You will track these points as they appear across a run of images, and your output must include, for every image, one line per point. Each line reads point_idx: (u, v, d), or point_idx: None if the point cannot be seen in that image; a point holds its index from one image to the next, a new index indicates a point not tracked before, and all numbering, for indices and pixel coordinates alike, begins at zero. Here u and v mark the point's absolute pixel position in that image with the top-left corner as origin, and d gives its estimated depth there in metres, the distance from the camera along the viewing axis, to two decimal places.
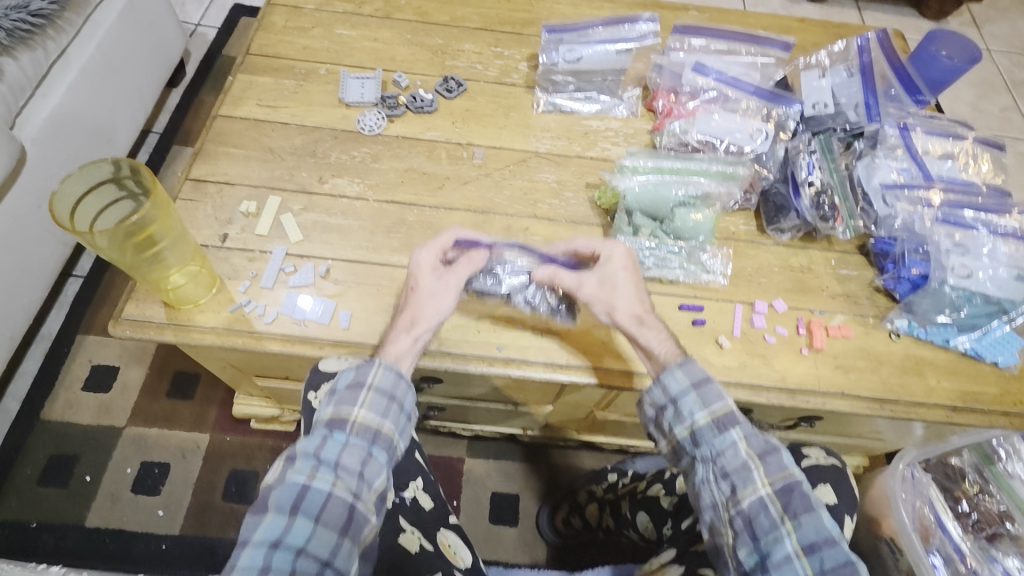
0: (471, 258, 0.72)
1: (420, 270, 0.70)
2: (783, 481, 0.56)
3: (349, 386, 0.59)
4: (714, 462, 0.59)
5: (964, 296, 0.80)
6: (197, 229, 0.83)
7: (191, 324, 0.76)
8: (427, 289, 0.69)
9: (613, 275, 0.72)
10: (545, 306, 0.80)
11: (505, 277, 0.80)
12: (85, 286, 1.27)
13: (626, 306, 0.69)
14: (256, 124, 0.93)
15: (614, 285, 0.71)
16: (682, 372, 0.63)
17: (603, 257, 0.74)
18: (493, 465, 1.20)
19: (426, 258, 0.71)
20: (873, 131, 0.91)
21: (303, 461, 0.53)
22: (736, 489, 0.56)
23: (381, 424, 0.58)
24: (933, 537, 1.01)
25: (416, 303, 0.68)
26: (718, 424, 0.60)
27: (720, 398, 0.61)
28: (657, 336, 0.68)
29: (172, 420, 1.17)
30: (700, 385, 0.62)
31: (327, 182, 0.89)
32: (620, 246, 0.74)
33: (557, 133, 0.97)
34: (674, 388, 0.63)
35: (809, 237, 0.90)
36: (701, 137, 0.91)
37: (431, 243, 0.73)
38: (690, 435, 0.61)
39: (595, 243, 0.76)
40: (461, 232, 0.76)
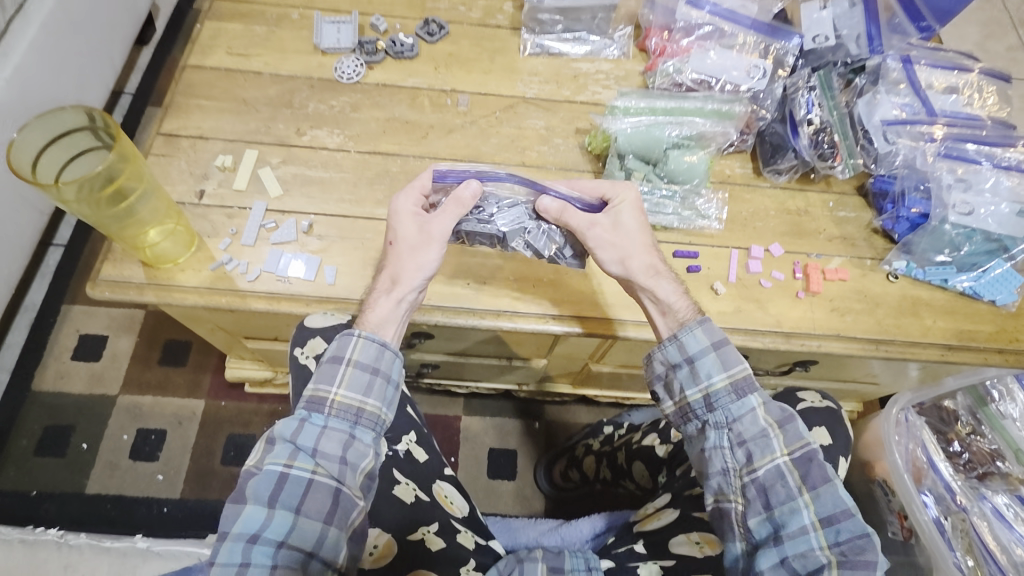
0: (457, 199, 0.66)
1: (398, 218, 0.65)
2: (801, 452, 0.58)
3: (329, 364, 0.59)
4: (730, 427, 0.60)
5: (964, 233, 0.78)
6: (172, 186, 0.80)
7: (172, 283, 0.74)
8: (405, 241, 0.65)
9: (625, 221, 0.69)
10: (550, 248, 0.74)
11: (499, 219, 0.72)
12: (67, 256, 1.23)
13: (639, 256, 0.68)
14: (228, 74, 0.88)
15: (625, 231, 0.68)
16: (702, 332, 0.63)
17: (611, 202, 0.70)
18: (490, 421, 1.21)
19: (403, 203, 0.66)
20: (875, 65, 0.87)
21: (280, 448, 0.55)
22: (752, 457, 0.59)
23: (363, 402, 0.58)
24: (925, 477, 1.04)
25: (396, 257, 0.65)
26: (736, 389, 0.61)
27: (739, 362, 0.62)
28: (672, 289, 0.67)
29: (165, 387, 1.16)
30: (719, 347, 0.62)
31: (305, 135, 0.85)
32: (631, 189, 0.71)
33: (545, 76, 0.93)
34: (693, 348, 0.63)
35: (807, 179, 0.87)
36: (695, 76, 0.87)
37: (408, 186, 0.67)
38: (704, 398, 0.62)
39: (601, 184, 0.71)
40: (442, 167, 0.69)
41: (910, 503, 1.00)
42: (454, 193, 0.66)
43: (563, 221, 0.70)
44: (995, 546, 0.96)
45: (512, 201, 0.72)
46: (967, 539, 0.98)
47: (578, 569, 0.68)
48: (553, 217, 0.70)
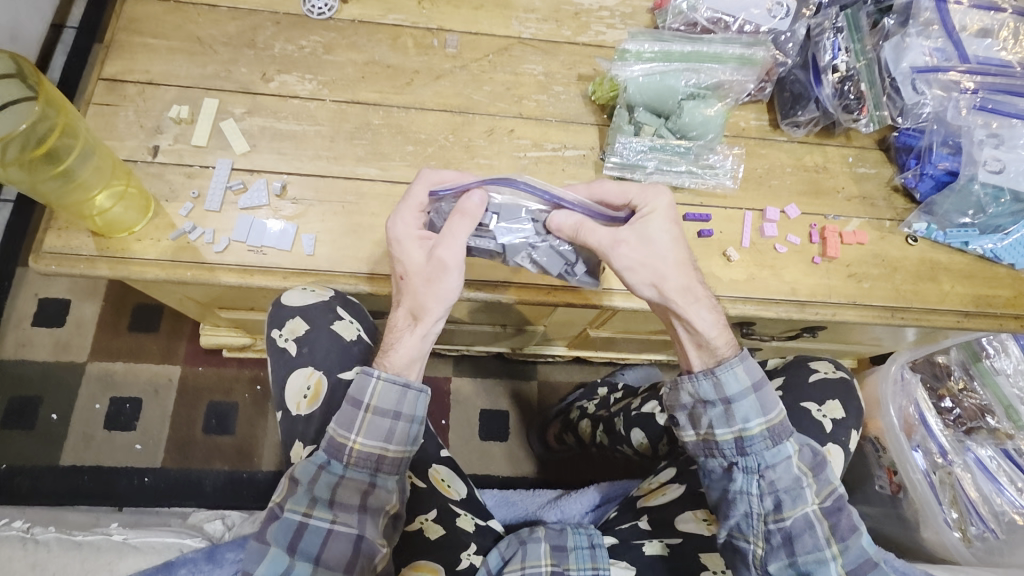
0: (461, 209, 0.57)
1: (401, 246, 0.58)
2: (831, 501, 0.57)
3: (348, 406, 0.56)
4: (762, 474, 0.57)
5: (992, 193, 0.73)
6: (121, 140, 0.70)
7: (128, 255, 0.66)
8: (416, 272, 0.57)
9: (654, 234, 0.58)
10: (558, 265, 0.63)
11: (499, 231, 0.61)
12: (17, 214, 1.12)
13: (675, 278, 0.57)
14: (178, 7, 0.76)
15: (656, 250, 0.57)
16: (742, 370, 0.57)
17: (641, 211, 0.59)
18: (482, 385, 1.16)
19: (404, 229, 0.58)
20: (905, 4, 0.78)
21: (300, 495, 0.54)
22: (782, 506, 0.56)
23: (384, 448, 0.55)
24: (915, 433, 1.01)
25: (410, 290, 0.57)
26: (772, 435, 0.57)
27: (776, 406, 0.57)
28: (713, 320, 0.58)
29: (138, 355, 1.09)
30: (759, 388, 0.57)
31: (273, 80, 0.74)
32: (664, 195, 0.59)
33: (543, 14, 0.82)
34: (731, 388, 0.57)
35: (826, 133, 0.81)
36: (710, 14, 0.78)
37: (403, 207, 0.59)
38: (735, 439, 0.57)
39: (629, 189, 0.61)
40: (435, 178, 0.61)
41: (902, 461, 0.96)
42: (460, 205, 0.57)
43: (579, 240, 0.59)
44: (977, 498, 0.97)
45: (517, 212, 0.61)
46: (953, 491, 0.98)
47: (580, 546, 0.64)
48: (568, 235, 0.59)
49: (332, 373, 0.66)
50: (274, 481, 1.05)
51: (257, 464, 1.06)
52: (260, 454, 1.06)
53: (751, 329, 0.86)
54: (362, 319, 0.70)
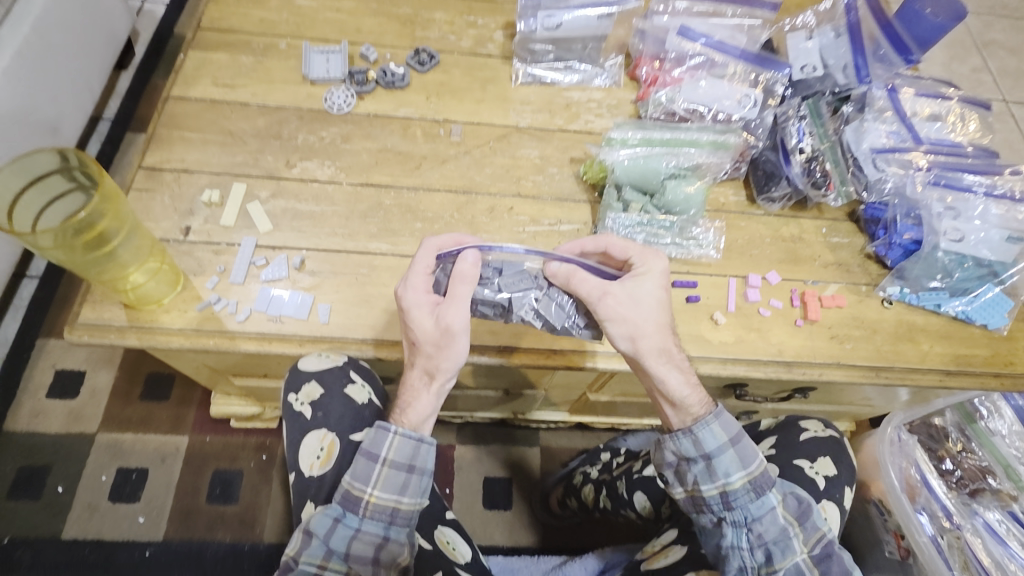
0: (460, 275, 0.61)
1: (412, 314, 0.60)
2: (818, 548, 0.61)
3: (364, 460, 0.59)
4: (750, 527, 0.60)
5: (956, 259, 0.80)
6: (156, 221, 0.76)
7: (155, 326, 0.71)
8: (427, 339, 0.60)
9: (642, 292, 0.62)
10: (563, 318, 0.68)
11: (502, 285, 0.66)
12: (42, 287, 1.18)
13: (652, 336, 0.62)
14: (214, 104, 0.86)
15: (642, 308, 0.62)
16: (719, 427, 0.60)
17: (636, 270, 0.64)
18: (485, 452, 1.17)
19: (414, 297, 0.60)
20: (861, 94, 0.88)
21: (315, 548, 0.57)
22: (772, 557, 0.59)
23: (398, 501, 0.58)
24: (919, 496, 1.01)
25: (422, 355, 0.60)
26: (755, 487, 0.60)
27: (755, 457, 0.61)
28: (684, 380, 0.62)
29: (148, 423, 1.11)
30: (736, 442, 0.61)
31: (295, 167, 0.83)
32: (657, 259, 0.65)
33: (538, 105, 0.92)
34: (709, 444, 0.60)
35: (800, 206, 0.88)
36: (687, 105, 0.88)
37: (411, 274, 0.62)
38: (721, 494, 0.60)
39: (631, 247, 0.66)
40: (437, 244, 0.64)
41: (907, 524, 0.96)
42: (457, 270, 0.61)
43: (571, 287, 0.64)
44: (990, 564, 0.96)
45: (517, 266, 0.67)
46: (963, 555, 0.98)
47: None
48: (561, 281, 0.65)
49: (344, 435, 0.69)
50: (276, 551, 1.04)
51: (259, 534, 1.05)
52: (263, 523, 1.06)
53: (744, 390, 0.90)
54: (371, 381, 0.74)
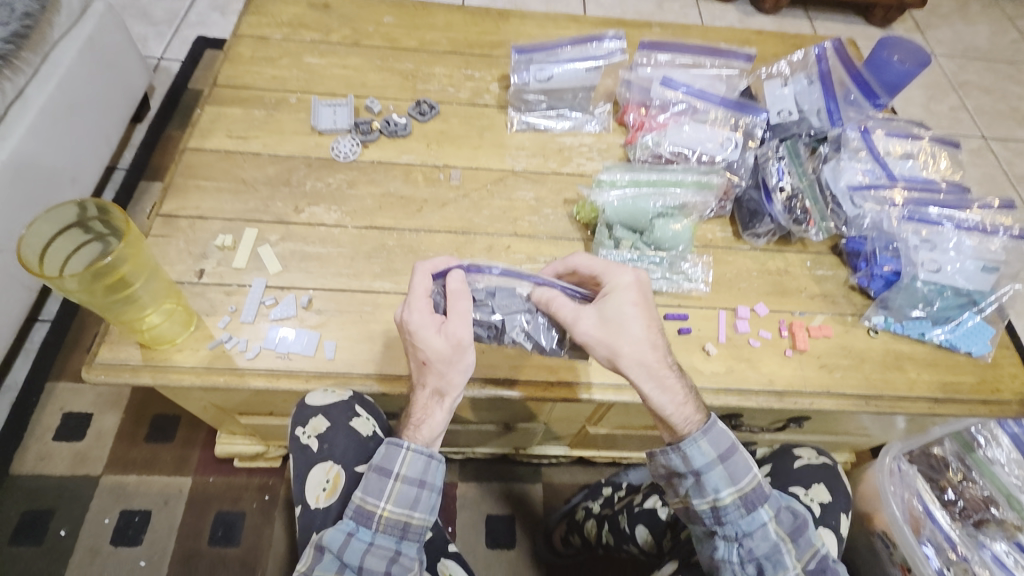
0: (454, 294, 0.64)
1: (419, 336, 0.61)
2: (812, 562, 0.62)
3: (376, 475, 0.61)
4: (740, 542, 0.61)
5: (935, 289, 0.83)
6: (171, 265, 0.81)
7: (168, 364, 0.74)
8: (438, 357, 0.61)
9: (620, 310, 0.64)
10: (553, 340, 0.73)
11: (496, 307, 0.70)
12: (53, 331, 1.21)
13: (633, 353, 0.62)
14: (228, 155, 0.92)
15: (620, 324, 0.63)
16: (708, 444, 0.62)
17: (614, 287, 0.65)
18: (487, 488, 1.18)
19: (420, 320, 0.62)
20: (837, 135, 0.94)
21: (329, 561, 0.58)
22: (763, 572, 0.60)
23: (410, 516, 0.61)
24: (923, 528, 1.00)
25: (433, 373, 0.62)
26: (746, 502, 0.62)
27: (747, 474, 0.62)
28: (668, 397, 0.63)
29: (152, 465, 1.12)
30: (725, 459, 0.62)
31: (304, 212, 0.87)
32: (630, 272, 0.66)
33: (532, 150, 0.98)
34: (698, 461, 0.62)
35: (784, 241, 0.92)
36: (673, 148, 0.93)
37: (412, 298, 0.63)
38: (711, 509, 0.62)
39: (605, 266, 0.68)
40: (430, 267, 0.66)
41: (912, 556, 0.96)
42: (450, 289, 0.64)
43: (551, 309, 0.67)
44: None
45: (508, 289, 0.70)
46: None
47: None
48: (543, 303, 0.68)
49: (349, 468, 0.71)
50: None
51: None
52: (264, 565, 1.05)
53: (739, 421, 0.92)
54: (376, 415, 0.76)
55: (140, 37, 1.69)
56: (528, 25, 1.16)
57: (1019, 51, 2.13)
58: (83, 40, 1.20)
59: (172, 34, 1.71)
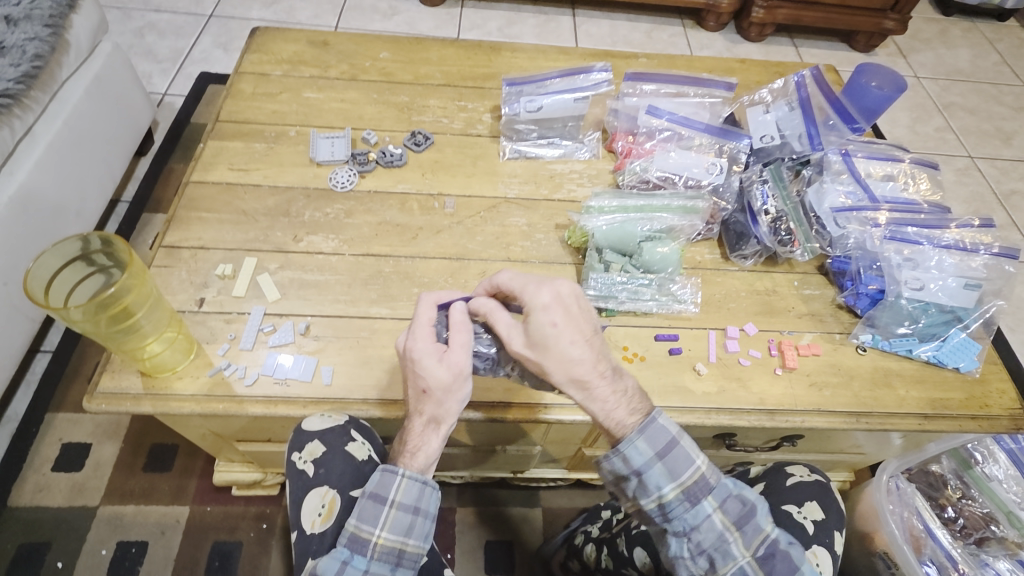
0: (455, 324, 0.65)
1: (422, 363, 0.62)
2: (762, 548, 0.60)
3: (371, 502, 0.62)
4: (689, 536, 0.61)
5: (920, 307, 0.86)
6: (173, 294, 0.82)
7: (169, 392, 0.75)
8: (439, 385, 0.62)
9: (544, 331, 0.63)
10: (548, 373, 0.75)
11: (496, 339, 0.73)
12: (54, 362, 1.23)
13: (563, 370, 0.63)
14: (229, 187, 0.95)
15: (546, 344, 0.63)
16: (644, 442, 0.62)
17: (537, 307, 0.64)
18: (486, 513, 1.17)
19: (422, 348, 0.63)
20: (818, 158, 0.98)
21: None
22: (715, 564, 0.59)
23: (404, 543, 0.62)
24: (925, 547, 0.99)
25: (432, 401, 0.63)
26: (688, 496, 0.61)
27: (686, 467, 0.62)
28: (600, 409, 0.64)
29: (150, 495, 1.12)
30: (664, 455, 0.62)
31: (302, 241, 0.90)
32: (547, 291, 0.65)
33: (524, 178, 1.01)
34: (637, 461, 0.62)
35: (771, 261, 0.94)
36: (660, 174, 0.96)
37: (416, 325, 0.65)
38: (658, 506, 0.62)
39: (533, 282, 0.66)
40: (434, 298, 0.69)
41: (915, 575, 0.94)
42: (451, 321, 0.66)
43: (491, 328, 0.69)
44: None
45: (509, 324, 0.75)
46: None
47: None
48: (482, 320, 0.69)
49: (344, 492, 0.72)
50: None
51: None
52: None
53: (734, 441, 0.92)
54: (371, 439, 0.78)
55: (145, 74, 1.75)
56: (518, 58, 1.21)
57: (1001, 73, 2.19)
58: (90, 78, 1.25)
59: (176, 71, 1.77)
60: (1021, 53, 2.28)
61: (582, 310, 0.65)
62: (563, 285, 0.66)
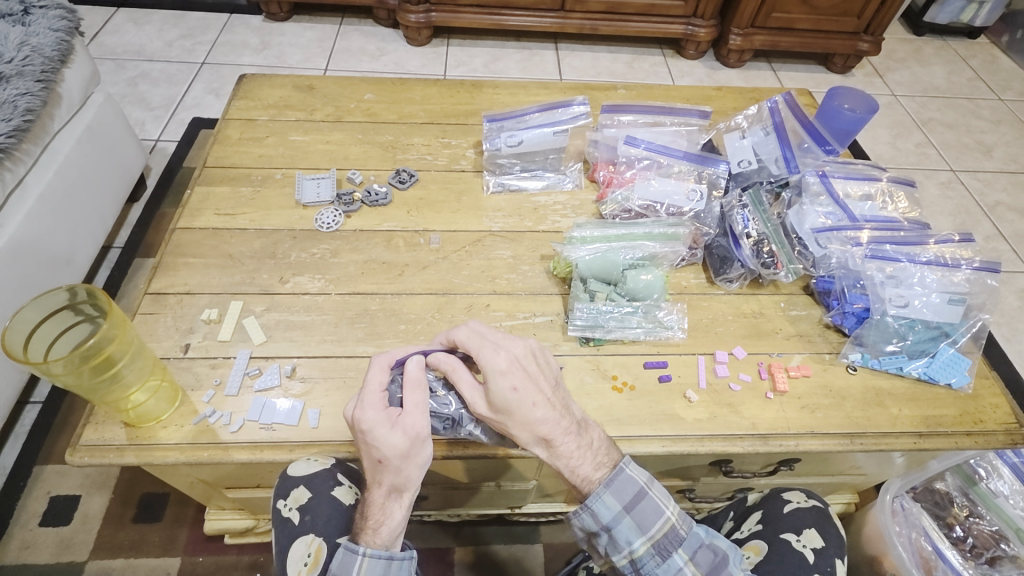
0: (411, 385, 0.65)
1: (376, 434, 0.61)
2: None
3: None
4: None
5: (906, 324, 0.87)
6: (159, 341, 0.82)
7: (153, 442, 0.74)
8: (396, 453, 0.61)
9: (502, 395, 0.62)
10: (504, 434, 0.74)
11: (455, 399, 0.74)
12: (44, 412, 1.22)
13: (528, 430, 0.63)
14: (215, 232, 0.96)
15: (507, 410, 0.62)
16: (610, 498, 0.64)
17: (490, 372, 0.63)
18: (484, 553, 1.14)
19: (374, 418, 0.61)
20: (797, 180, 1.00)
21: None
22: None
23: None
24: (936, 569, 0.96)
25: (389, 471, 0.61)
26: (659, 550, 0.64)
27: (655, 520, 0.64)
28: (569, 464, 0.64)
29: (140, 548, 1.09)
30: (631, 509, 0.64)
31: (288, 282, 0.90)
32: (504, 356, 0.64)
33: (508, 211, 1.02)
34: (606, 516, 0.64)
35: (757, 284, 0.95)
36: (642, 202, 0.98)
37: (366, 393, 0.64)
38: (630, 560, 0.65)
39: (483, 344, 0.65)
40: (385, 360, 0.68)
41: None
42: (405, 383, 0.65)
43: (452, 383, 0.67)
44: None
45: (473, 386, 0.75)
46: None
47: None
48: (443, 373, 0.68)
49: (331, 539, 0.73)
50: None
51: None
52: None
53: (731, 467, 0.91)
54: (355, 482, 0.79)
55: (137, 122, 1.78)
56: (500, 94, 1.24)
57: (976, 88, 2.24)
58: (82, 129, 1.28)
59: (168, 118, 1.80)
60: (994, 68, 2.34)
61: (539, 370, 0.65)
62: (518, 345, 0.66)
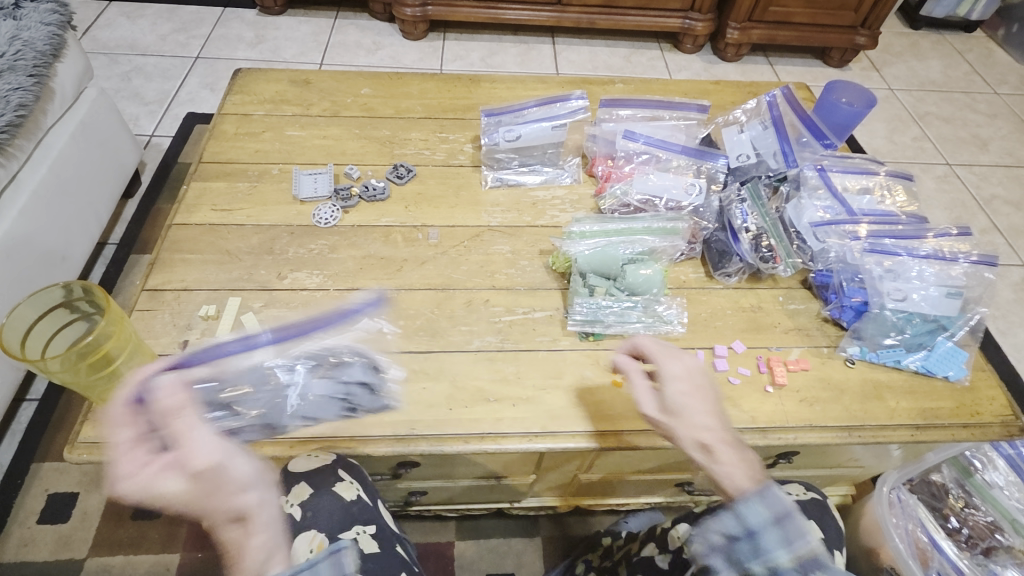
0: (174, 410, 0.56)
1: (145, 478, 0.50)
2: None
3: None
4: None
5: (904, 317, 0.87)
6: (156, 338, 0.82)
7: None
8: (181, 492, 0.50)
9: (671, 396, 0.65)
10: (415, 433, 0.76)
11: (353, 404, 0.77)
12: (40, 410, 1.21)
13: (692, 431, 0.63)
14: (212, 228, 0.95)
15: (674, 410, 0.64)
16: (767, 500, 0.56)
17: (665, 374, 0.67)
18: (484, 546, 1.14)
19: (140, 465, 0.51)
20: (795, 175, 1.00)
21: None
22: None
23: None
24: (932, 560, 0.97)
25: (206, 505, 0.50)
26: (804, 568, 0.53)
27: (803, 535, 0.54)
28: (727, 472, 0.60)
29: (140, 545, 1.09)
30: (784, 517, 0.55)
31: (286, 278, 0.90)
32: (679, 363, 0.67)
33: (506, 206, 1.02)
34: (753, 518, 0.56)
35: (756, 278, 0.95)
36: (641, 197, 0.98)
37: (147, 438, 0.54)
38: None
39: (660, 352, 0.69)
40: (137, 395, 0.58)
41: None
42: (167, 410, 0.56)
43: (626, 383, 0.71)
44: None
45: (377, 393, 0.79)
46: None
47: None
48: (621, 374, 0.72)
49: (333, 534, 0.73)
50: None
51: None
52: None
53: None
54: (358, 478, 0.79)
55: (130, 117, 1.77)
56: (498, 88, 1.23)
57: (973, 82, 2.24)
58: (76, 124, 1.27)
59: (163, 113, 1.79)
60: (991, 62, 2.34)
61: (708, 384, 0.67)
62: (691, 359, 0.69)
